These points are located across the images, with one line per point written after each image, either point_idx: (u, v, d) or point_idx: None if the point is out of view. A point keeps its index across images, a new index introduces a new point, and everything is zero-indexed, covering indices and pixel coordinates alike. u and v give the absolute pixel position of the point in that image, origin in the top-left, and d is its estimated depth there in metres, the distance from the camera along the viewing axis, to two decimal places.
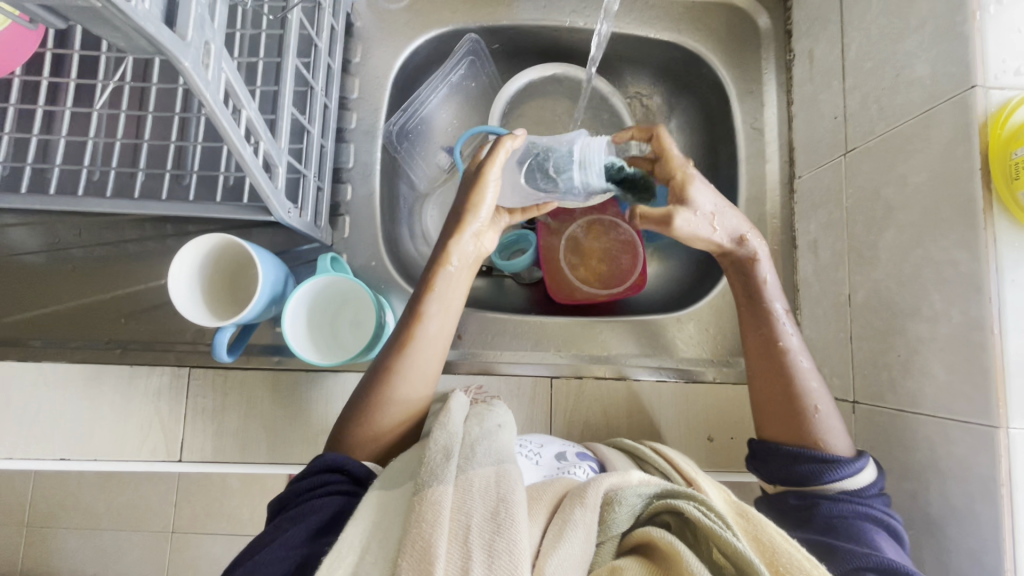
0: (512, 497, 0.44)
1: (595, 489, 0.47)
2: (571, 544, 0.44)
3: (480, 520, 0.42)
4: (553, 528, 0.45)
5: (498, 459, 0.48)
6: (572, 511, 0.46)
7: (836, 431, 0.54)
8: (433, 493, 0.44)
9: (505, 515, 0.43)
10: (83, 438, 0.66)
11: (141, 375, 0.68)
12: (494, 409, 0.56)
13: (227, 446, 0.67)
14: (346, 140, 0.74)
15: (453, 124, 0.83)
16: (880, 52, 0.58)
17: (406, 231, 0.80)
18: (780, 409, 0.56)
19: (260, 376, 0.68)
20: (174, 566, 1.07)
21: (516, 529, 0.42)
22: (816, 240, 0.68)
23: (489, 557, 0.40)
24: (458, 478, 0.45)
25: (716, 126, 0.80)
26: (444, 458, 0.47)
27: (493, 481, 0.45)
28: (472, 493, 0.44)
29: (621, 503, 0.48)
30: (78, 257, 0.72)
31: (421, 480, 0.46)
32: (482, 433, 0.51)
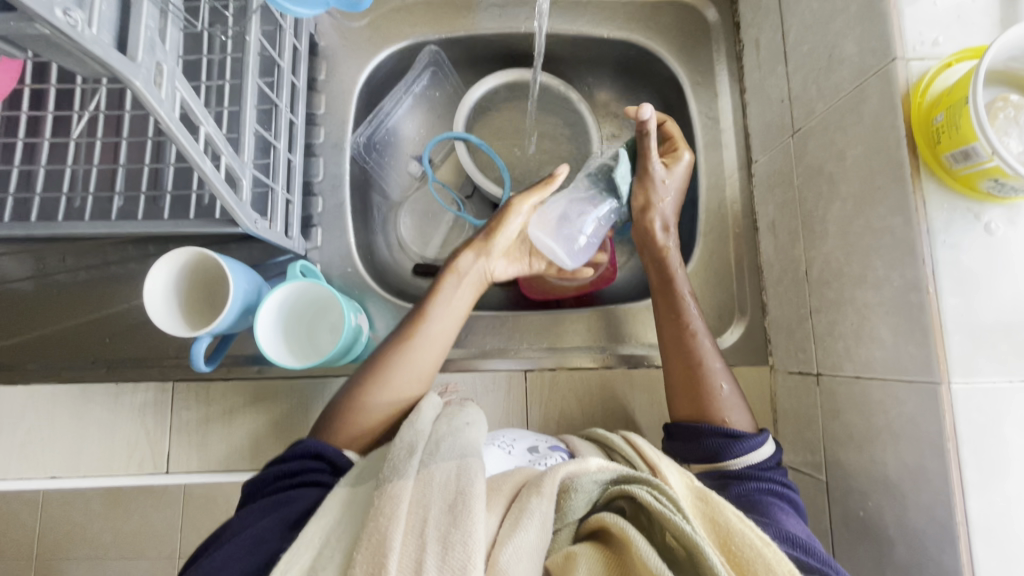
0: (471, 489, 0.45)
1: (552, 479, 0.48)
2: (527, 533, 0.44)
3: (438, 512, 0.44)
4: (510, 517, 0.46)
5: (461, 454, 0.49)
6: (529, 500, 0.47)
7: (735, 402, 0.60)
8: (393, 487, 0.45)
9: (462, 508, 0.44)
10: (73, 455, 0.68)
11: (127, 391, 0.70)
12: (465, 409, 0.58)
13: (212, 455, 0.68)
14: (315, 153, 0.76)
15: (420, 132, 0.86)
16: (814, 35, 0.60)
17: (381, 239, 0.83)
18: (683, 387, 0.62)
19: (241, 385, 0.70)
20: None
21: (472, 520, 0.43)
22: (774, 221, 0.70)
23: (444, 549, 0.41)
24: (419, 473, 0.47)
25: (676, 118, 0.83)
26: (407, 454, 0.49)
27: (454, 474, 0.47)
28: (431, 489, 0.46)
29: (577, 491, 0.49)
30: (65, 281, 0.74)
31: (382, 475, 0.47)
32: (450, 430, 0.52)
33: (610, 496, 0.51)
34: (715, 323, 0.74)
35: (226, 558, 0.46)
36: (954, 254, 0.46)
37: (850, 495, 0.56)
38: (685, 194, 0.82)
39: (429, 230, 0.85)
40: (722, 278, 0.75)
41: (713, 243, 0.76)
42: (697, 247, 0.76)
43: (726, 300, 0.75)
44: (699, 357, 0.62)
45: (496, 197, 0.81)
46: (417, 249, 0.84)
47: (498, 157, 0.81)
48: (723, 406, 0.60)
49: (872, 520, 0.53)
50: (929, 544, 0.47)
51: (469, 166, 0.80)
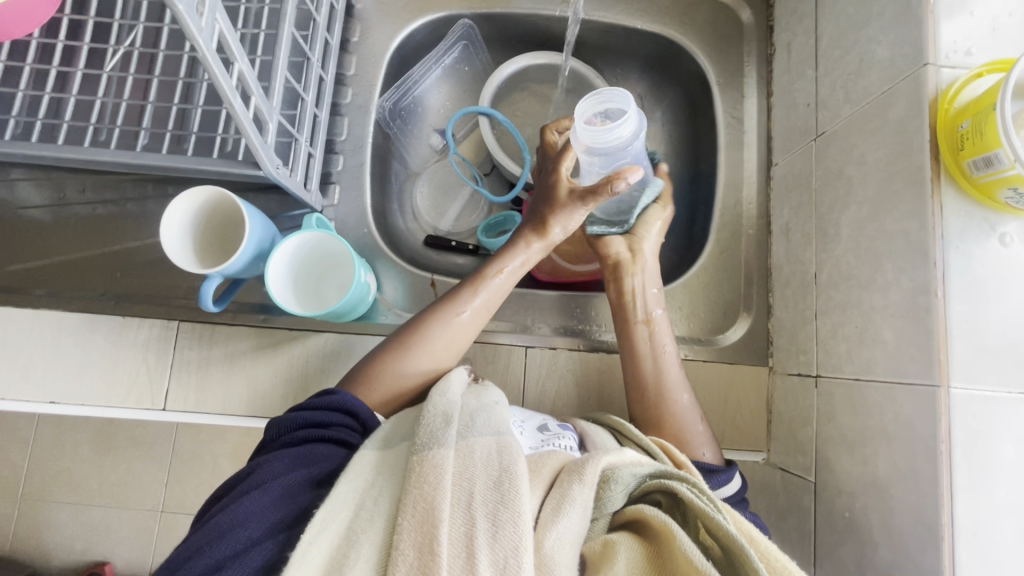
0: (515, 468, 0.44)
1: (593, 465, 0.48)
2: (569, 520, 0.45)
3: (483, 488, 0.43)
4: (551, 502, 0.46)
5: (497, 430, 0.48)
6: (570, 486, 0.47)
7: (691, 413, 0.64)
8: (434, 456, 0.44)
9: (509, 487, 0.43)
10: (73, 383, 0.69)
11: (132, 325, 0.70)
12: (489, 389, 0.57)
13: (209, 396, 0.69)
14: (340, 113, 0.77)
15: (445, 105, 0.87)
16: (848, 39, 0.61)
17: (396, 206, 0.84)
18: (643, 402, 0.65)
19: (244, 332, 0.71)
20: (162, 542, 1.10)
21: (520, 500, 0.42)
22: (788, 223, 0.70)
23: (493, 527, 0.41)
24: (459, 444, 0.46)
25: (700, 115, 0.83)
26: (444, 424, 0.48)
27: (494, 451, 0.46)
28: (474, 461, 0.45)
29: (617, 482, 0.50)
30: (82, 214, 0.76)
31: (420, 442, 0.47)
32: (480, 406, 0.52)
33: (646, 489, 0.51)
34: (720, 320, 0.75)
35: (250, 508, 0.43)
36: (966, 261, 0.46)
37: (838, 496, 0.56)
38: (701, 191, 0.82)
39: (445, 203, 0.86)
40: (730, 277, 0.75)
41: (725, 242, 0.76)
42: (708, 243, 0.76)
43: (731, 298, 0.75)
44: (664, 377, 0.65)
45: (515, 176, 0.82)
46: (431, 220, 0.85)
47: (520, 135, 0.82)
48: (679, 420, 0.64)
49: (856, 521, 0.53)
50: (912, 545, 0.47)
51: (492, 143, 0.80)
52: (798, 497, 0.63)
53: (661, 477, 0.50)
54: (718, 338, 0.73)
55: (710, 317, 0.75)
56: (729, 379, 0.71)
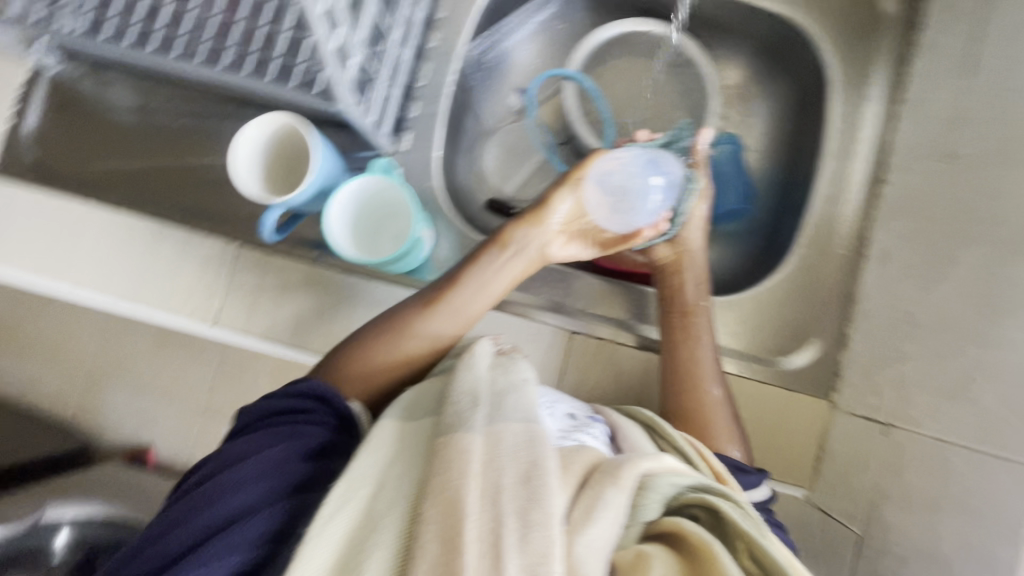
0: (546, 463, 0.42)
1: (630, 469, 0.44)
2: (602, 524, 0.42)
3: (513, 483, 0.41)
4: (583, 502, 0.43)
5: (527, 416, 0.46)
6: (605, 488, 0.43)
7: (722, 408, 0.61)
8: (461, 441, 0.43)
9: (540, 483, 0.41)
10: (138, 286, 0.72)
11: (197, 241, 0.72)
12: (519, 363, 0.54)
13: (257, 321, 0.71)
14: (424, 58, 0.73)
15: (532, 63, 0.82)
16: (1018, 51, 0.52)
17: (463, 163, 0.81)
18: (675, 394, 0.62)
19: (298, 266, 0.71)
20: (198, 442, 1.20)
21: (552, 498, 0.40)
22: (889, 250, 0.63)
23: (525, 528, 0.39)
24: (488, 430, 0.44)
25: (808, 113, 0.75)
26: (471, 406, 0.46)
27: (525, 440, 0.44)
28: (501, 451, 0.43)
29: (655, 490, 0.46)
30: (162, 124, 0.77)
31: (446, 422, 0.45)
32: (510, 385, 0.50)
33: (687, 503, 0.47)
34: (785, 341, 0.68)
35: (243, 482, 0.42)
36: None
37: (885, 555, 0.52)
38: (791, 198, 0.75)
39: (512, 167, 0.83)
40: (808, 296, 0.69)
41: (810, 257, 0.69)
42: (791, 256, 0.69)
43: (803, 319, 0.68)
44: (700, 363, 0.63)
45: (592, 151, 0.77)
46: (495, 182, 0.83)
47: (606, 107, 0.75)
48: (709, 411, 0.61)
49: None
50: None
51: (572, 115, 0.77)
52: (836, 543, 0.59)
53: (702, 492, 0.46)
54: (781, 360, 0.67)
55: (775, 335, 0.68)
56: (784, 406, 0.65)
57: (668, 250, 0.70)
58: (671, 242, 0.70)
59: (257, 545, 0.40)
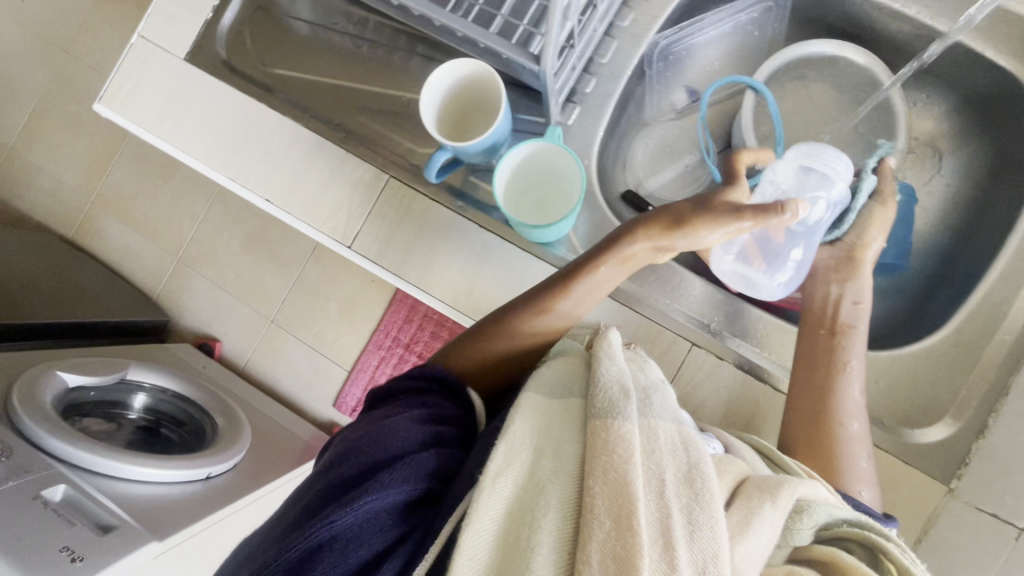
0: (706, 469, 0.42)
1: (788, 492, 0.44)
2: (756, 537, 0.42)
3: (675, 481, 0.41)
4: (737, 513, 0.43)
5: (677, 419, 0.47)
6: (761, 505, 0.43)
7: (860, 442, 0.61)
8: (619, 427, 0.43)
9: (701, 486, 0.41)
10: (289, 192, 0.75)
11: (352, 163, 0.75)
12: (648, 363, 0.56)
13: (388, 254, 0.73)
14: (612, 34, 0.72)
15: (713, 63, 0.79)
16: None
17: (614, 148, 0.79)
18: (807, 417, 0.61)
19: (440, 210, 0.73)
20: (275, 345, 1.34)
21: (715, 503, 0.40)
22: None
23: (690, 522, 0.39)
24: (643, 424, 0.44)
25: (1002, 183, 0.69)
26: (624, 395, 0.46)
27: (679, 440, 0.44)
28: (660, 446, 0.43)
29: (810, 515, 0.46)
30: (341, 44, 0.80)
31: (599, 406, 0.45)
32: (655, 383, 0.50)
33: (840, 535, 0.48)
34: (915, 413, 0.64)
35: (390, 431, 0.46)
36: None
37: None
38: (957, 266, 0.70)
39: (661, 163, 0.81)
40: (955, 373, 0.64)
41: (967, 334, 0.65)
42: (946, 328, 0.65)
43: (941, 395, 0.63)
44: (844, 394, 0.61)
45: (755, 169, 0.74)
46: (640, 174, 0.81)
47: (782, 126, 0.72)
48: (845, 444, 0.60)
49: None
50: None
51: (745, 128, 0.73)
52: None
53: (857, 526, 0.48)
54: (908, 432, 0.63)
55: (905, 404, 0.64)
56: (898, 478, 0.62)
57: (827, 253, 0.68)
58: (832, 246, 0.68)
59: (423, 480, 0.43)
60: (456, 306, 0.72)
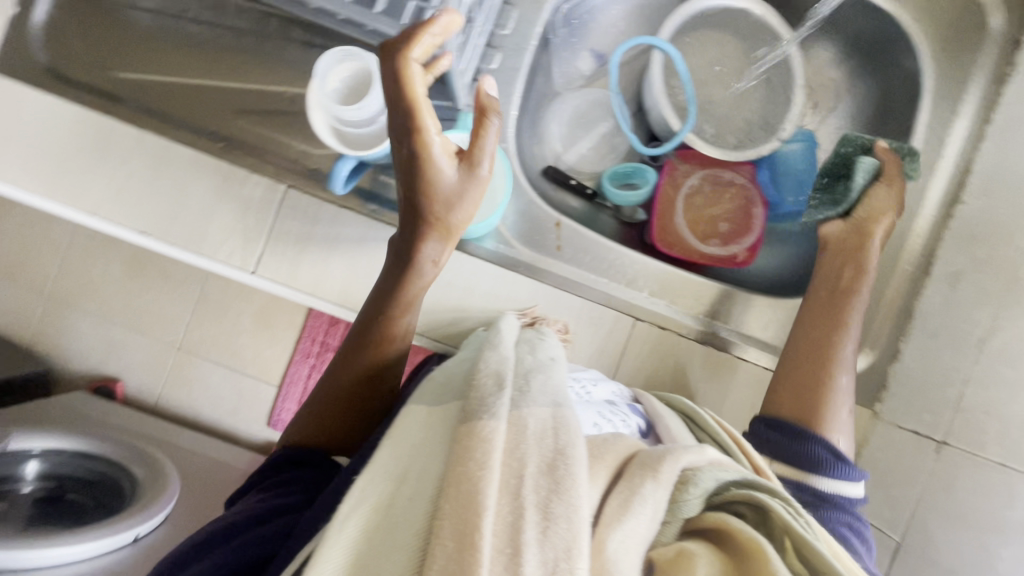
0: (571, 451, 0.41)
1: (671, 464, 0.44)
2: (637, 521, 0.41)
3: (536, 472, 0.40)
4: (617, 498, 0.42)
5: (554, 400, 0.45)
6: (643, 483, 0.43)
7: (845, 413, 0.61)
8: (483, 427, 0.41)
9: (563, 472, 0.40)
10: (167, 220, 0.64)
11: (237, 176, 0.65)
12: (546, 340, 0.56)
13: (301, 275, 0.65)
14: (511, 3, 0.67)
15: (617, 23, 0.76)
16: None
17: (528, 125, 0.74)
18: (799, 383, 0.61)
19: (352, 218, 0.66)
20: (179, 373, 1.28)
21: (577, 493, 0.39)
22: (960, 273, 0.63)
23: (545, 521, 0.37)
24: (510, 416, 0.43)
25: (889, 120, 0.73)
26: (497, 388, 0.44)
27: (550, 426, 0.43)
28: (526, 437, 0.42)
29: (697, 485, 0.45)
30: (198, 33, 0.70)
31: (471, 406, 0.43)
32: (536, 366, 0.50)
33: (731, 499, 0.46)
34: None
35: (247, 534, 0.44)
36: None
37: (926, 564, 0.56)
38: None
39: (578, 134, 0.77)
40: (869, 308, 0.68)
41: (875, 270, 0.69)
42: None
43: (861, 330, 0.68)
44: (840, 351, 0.62)
45: (671, 132, 0.73)
46: (558, 147, 0.77)
47: (692, 86, 0.72)
48: (835, 397, 0.61)
49: None
50: None
51: (658, 92, 0.73)
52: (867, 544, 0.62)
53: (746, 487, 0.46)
54: None
55: None
56: None
57: (840, 228, 0.66)
58: (844, 221, 0.66)
59: None
60: None
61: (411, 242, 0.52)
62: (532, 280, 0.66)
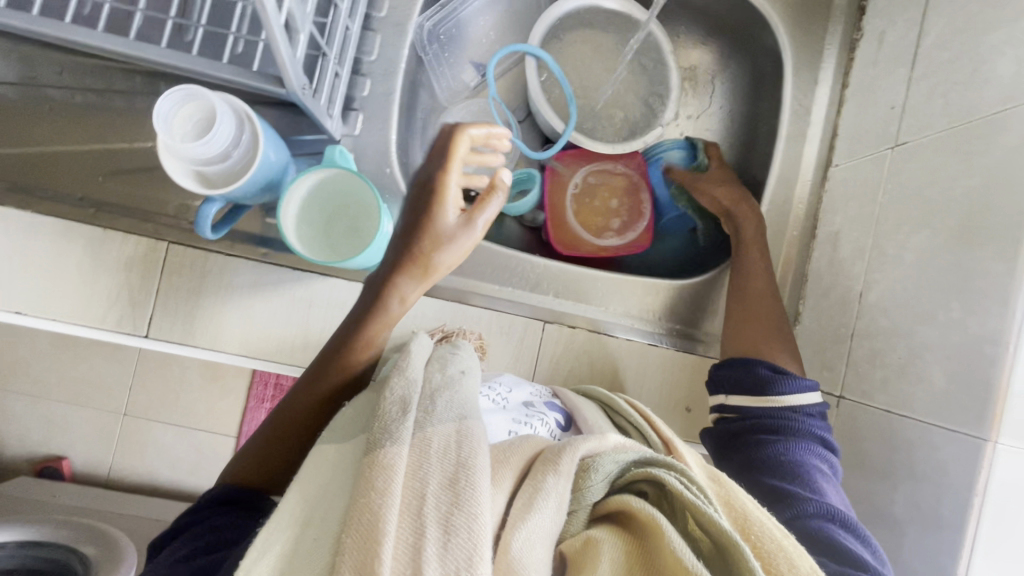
0: (474, 461, 0.37)
1: (569, 456, 0.42)
2: (541, 516, 0.39)
3: (436, 488, 0.35)
4: (522, 498, 0.40)
5: (460, 413, 0.41)
6: (544, 478, 0.41)
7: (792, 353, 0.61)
8: (385, 455, 0.37)
9: (465, 484, 0.36)
10: (44, 295, 0.61)
11: (115, 239, 0.62)
12: (459, 352, 0.50)
13: (198, 330, 0.63)
14: (372, 28, 0.67)
15: (488, 36, 0.77)
16: (961, 43, 0.55)
17: (417, 146, 0.75)
18: (747, 329, 0.63)
19: (242, 265, 0.64)
20: (121, 450, 1.13)
21: (477, 500, 0.35)
22: (839, 232, 0.66)
23: (445, 535, 0.33)
24: (416, 437, 0.38)
25: (762, 96, 0.77)
26: (402, 412, 0.40)
27: (454, 437, 0.39)
28: (431, 453, 0.37)
29: (597, 470, 0.43)
30: (57, 99, 0.66)
31: (374, 434, 0.39)
32: (446, 381, 0.45)
33: (633, 478, 0.44)
34: None
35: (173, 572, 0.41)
36: None
37: None
38: (747, 179, 0.77)
39: None
40: None
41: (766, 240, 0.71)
42: None
43: None
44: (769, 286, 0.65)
45: (557, 133, 0.74)
46: None
47: (568, 84, 0.72)
48: (775, 330, 0.62)
49: None
50: None
51: (539, 99, 0.72)
52: None
53: (645, 464, 0.44)
54: None
55: None
56: None
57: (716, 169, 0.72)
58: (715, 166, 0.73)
59: None
60: (296, 363, 0.64)
61: (388, 278, 0.51)
62: (436, 299, 0.66)
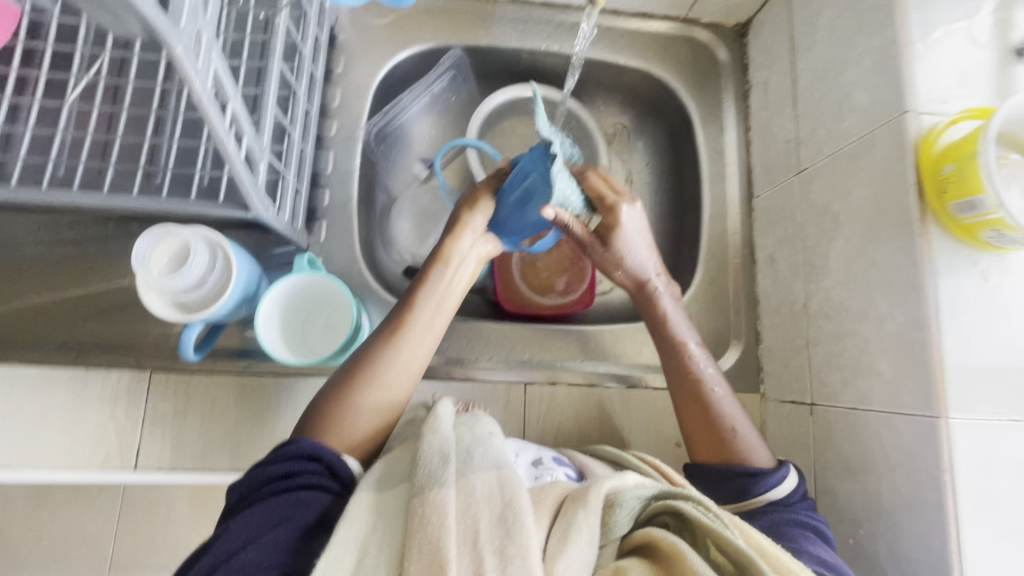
0: (518, 501, 0.43)
1: (596, 492, 0.46)
2: (577, 548, 0.42)
3: (488, 525, 0.42)
4: (557, 532, 0.43)
5: (497, 463, 0.46)
6: (576, 513, 0.44)
7: (754, 442, 0.58)
8: (435, 496, 0.42)
9: (513, 522, 0.42)
10: (27, 446, 0.62)
11: (97, 377, 0.65)
12: (481, 419, 0.54)
13: (186, 451, 0.64)
14: (325, 146, 0.75)
15: (430, 133, 0.86)
16: (826, 83, 0.64)
17: (380, 239, 0.80)
18: (702, 429, 0.59)
19: (225, 378, 0.66)
20: None
21: (525, 534, 0.41)
22: (773, 254, 0.73)
23: (501, 563, 0.39)
24: (459, 482, 0.44)
25: (681, 147, 0.86)
26: (444, 462, 0.45)
27: (496, 485, 0.44)
28: (476, 499, 0.43)
29: (622, 506, 0.47)
30: (31, 255, 0.69)
31: (420, 483, 0.43)
32: (475, 439, 0.49)
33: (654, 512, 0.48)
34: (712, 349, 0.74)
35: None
36: (955, 297, 0.50)
37: (842, 521, 0.58)
38: (686, 219, 0.84)
39: (426, 229, 0.82)
40: (721, 305, 0.76)
41: (713, 271, 0.77)
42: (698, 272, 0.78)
43: (723, 327, 0.75)
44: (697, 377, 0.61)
45: None
46: (412, 247, 0.81)
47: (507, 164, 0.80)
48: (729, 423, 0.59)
49: (861, 546, 0.56)
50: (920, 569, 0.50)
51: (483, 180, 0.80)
52: None
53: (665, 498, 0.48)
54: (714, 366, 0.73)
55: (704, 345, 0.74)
56: None
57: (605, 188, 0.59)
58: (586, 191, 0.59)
59: None
60: None
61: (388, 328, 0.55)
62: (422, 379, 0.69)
